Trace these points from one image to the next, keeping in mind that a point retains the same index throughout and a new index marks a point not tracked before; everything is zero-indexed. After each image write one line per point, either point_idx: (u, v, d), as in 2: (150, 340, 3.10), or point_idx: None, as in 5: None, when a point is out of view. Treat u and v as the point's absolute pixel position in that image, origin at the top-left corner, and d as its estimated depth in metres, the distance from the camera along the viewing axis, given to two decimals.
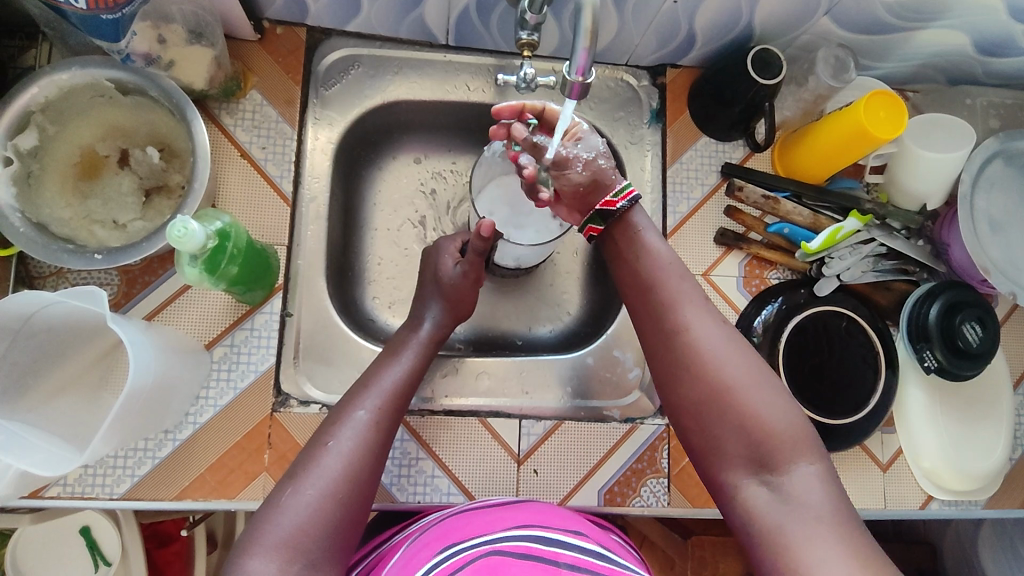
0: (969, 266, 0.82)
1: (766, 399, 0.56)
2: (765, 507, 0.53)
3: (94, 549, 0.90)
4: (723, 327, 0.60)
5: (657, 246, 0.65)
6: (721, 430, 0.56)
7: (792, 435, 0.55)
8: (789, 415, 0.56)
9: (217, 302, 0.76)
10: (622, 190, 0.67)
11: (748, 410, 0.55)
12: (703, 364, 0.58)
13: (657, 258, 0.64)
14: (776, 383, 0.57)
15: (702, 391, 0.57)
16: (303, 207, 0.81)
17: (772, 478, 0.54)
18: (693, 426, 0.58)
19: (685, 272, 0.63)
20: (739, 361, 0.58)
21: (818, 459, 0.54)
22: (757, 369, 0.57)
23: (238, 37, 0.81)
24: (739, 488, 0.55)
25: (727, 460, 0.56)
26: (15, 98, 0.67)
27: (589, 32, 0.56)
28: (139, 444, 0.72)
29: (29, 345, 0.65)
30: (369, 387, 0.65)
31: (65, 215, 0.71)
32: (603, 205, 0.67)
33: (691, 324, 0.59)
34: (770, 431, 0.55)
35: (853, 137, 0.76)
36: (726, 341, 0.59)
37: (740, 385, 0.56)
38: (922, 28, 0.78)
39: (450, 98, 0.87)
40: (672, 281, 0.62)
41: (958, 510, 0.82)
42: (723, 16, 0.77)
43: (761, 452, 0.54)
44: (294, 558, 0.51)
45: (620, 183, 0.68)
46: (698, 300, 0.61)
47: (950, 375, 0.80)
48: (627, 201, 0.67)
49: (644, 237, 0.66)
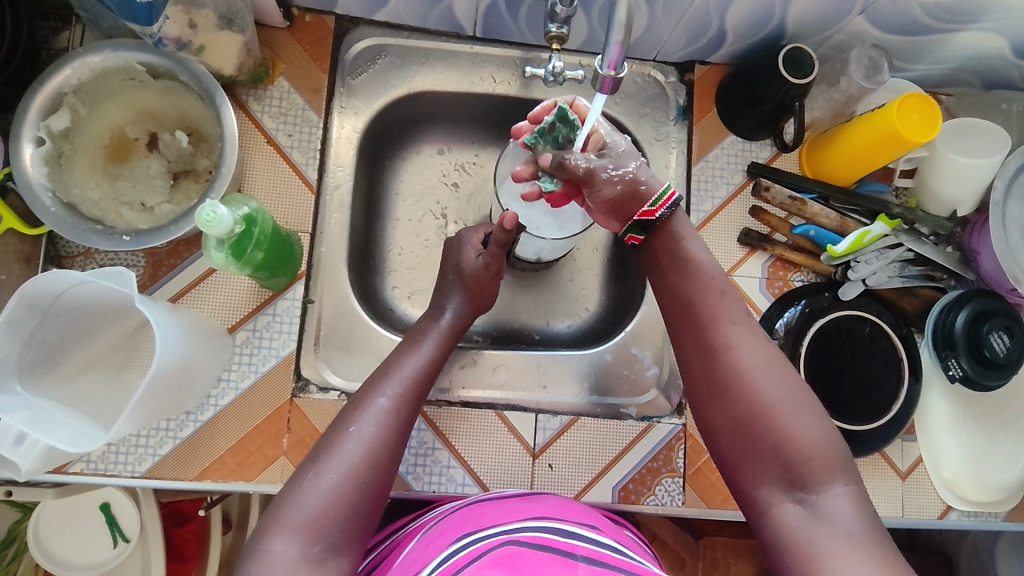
0: (998, 275, 0.80)
1: (803, 420, 0.55)
2: (799, 525, 0.53)
3: (112, 526, 0.91)
4: (767, 345, 0.59)
5: (703, 257, 0.63)
6: (758, 449, 0.56)
7: (828, 458, 0.54)
8: (828, 438, 0.55)
9: (242, 286, 0.77)
10: (661, 195, 0.64)
11: (784, 432, 0.55)
12: (744, 382, 0.57)
13: (701, 268, 0.63)
14: (815, 403, 0.57)
15: (741, 410, 0.57)
16: (327, 195, 0.82)
17: (806, 497, 0.53)
18: (727, 443, 0.58)
19: (729, 287, 0.62)
20: (780, 383, 0.57)
21: (852, 481, 0.54)
22: (796, 389, 0.57)
23: (268, 24, 0.81)
24: (771, 505, 0.55)
25: (760, 479, 0.55)
26: (49, 79, 0.68)
27: (624, 25, 0.55)
28: (161, 424, 0.73)
29: (57, 322, 0.67)
30: (390, 374, 0.66)
31: (95, 196, 0.72)
32: (643, 215, 0.65)
33: (734, 342, 0.59)
34: (805, 451, 0.54)
35: (886, 139, 0.74)
36: (768, 362, 0.58)
37: (779, 407, 0.56)
38: (962, 29, 0.76)
39: (475, 89, 0.87)
40: (715, 296, 0.61)
41: (977, 521, 0.81)
42: (756, 12, 0.76)
43: (797, 472, 0.54)
44: (316, 540, 0.52)
45: (658, 187, 0.65)
46: (740, 317, 0.60)
47: (974, 385, 0.79)
48: (667, 208, 0.64)
49: (687, 246, 0.64)
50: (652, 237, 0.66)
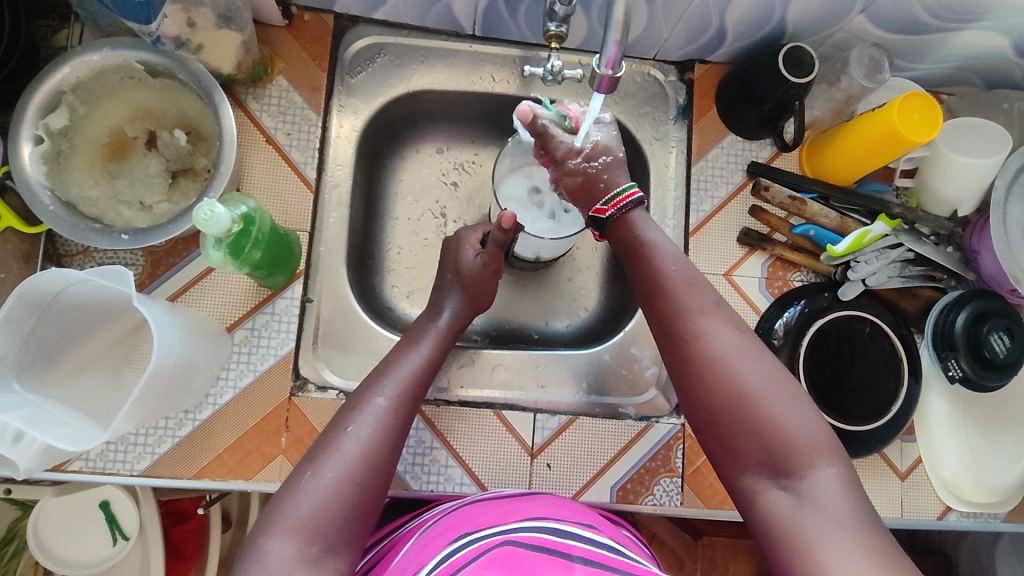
0: (999, 275, 0.80)
1: (785, 404, 0.55)
2: (787, 512, 0.52)
3: (111, 524, 0.91)
4: (740, 332, 0.59)
5: (666, 249, 0.64)
6: (738, 437, 0.55)
7: (812, 441, 0.54)
8: (809, 420, 0.55)
9: (240, 286, 0.77)
10: (615, 196, 0.68)
11: (766, 419, 0.54)
12: (719, 372, 0.57)
13: (665, 262, 0.63)
14: (795, 387, 0.56)
15: (718, 399, 0.56)
16: (326, 194, 0.82)
17: (792, 482, 0.53)
18: (710, 434, 0.57)
19: (696, 277, 0.62)
20: (756, 369, 0.56)
21: (838, 462, 0.53)
22: (775, 374, 0.56)
23: (267, 22, 0.81)
24: (758, 493, 0.54)
25: (745, 468, 0.55)
26: (47, 78, 0.68)
27: (621, 24, 0.55)
28: (159, 423, 0.73)
29: (55, 321, 0.67)
30: (388, 373, 0.66)
31: (93, 194, 0.72)
32: (595, 213, 0.69)
33: (705, 332, 0.59)
34: (787, 436, 0.54)
35: (884, 139, 0.74)
36: (742, 349, 0.58)
37: (759, 394, 0.55)
38: (963, 29, 0.76)
39: (474, 88, 0.87)
40: (682, 288, 0.61)
41: (976, 522, 0.80)
42: (755, 12, 0.76)
43: (780, 457, 0.53)
44: (313, 539, 0.52)
45: (619, 187, 0.69)
46: (710, 307, 0.60)
47: (974, 386, 0.78)
48: (616, 210, 0.68)
49: (651, 238, 0.66)
50: (607, 234, 0.70)
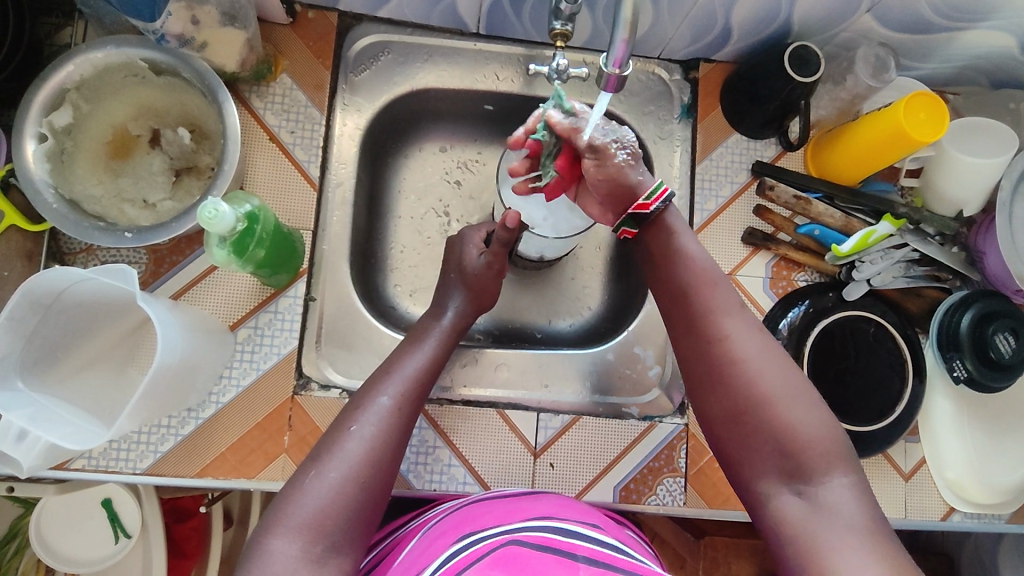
0: (1004, 275, 0.80)
1: (802, 412, 0.55)
2: (799, 516, 0.52)
3: (114, 522, 0.91)
4: (763, 336, 0.59)
5: (694, 249, 0.64)
6: (755, 440, 0.55)
7: (828, 448, 0.54)
8: (825, 427, 0.55)
9: (243, 285, 0.77)
10: (655, 190, 0.65)
11: (784, 424, 0.54)
12: (740, 375, 0.57)
13: (692, 262, 0.63)
14: (813, 394, 0.56)
15: (737, 401, 0.56)
16: (330, 192, 0.81)
17: (806, 488, 0.53)
18: (726, 436, 0.57)
19: (722, 279, 0.62)
20: (777, 375, 0.56)
21: (852, 471, 0.53)
22: (795, 380, 0.56)
23: (271, 20, 0.81)
24: (771, 497, 0.54)
25: (759, 471, 0.55)
26: (50, 75, 0.68)
27: (629, 23, 0.55)
28: (162, 421, 0.73)
29: (59, 320, 0.67)
30: (392, 373, 0.65)
31: (97, 192, 0.72)
32: (637, 209, 0.65)
33: (729, 333, 0.59)
34: (803, 442, 0.54)
35: (889, 139, 0.74)
36: (764, 353, 0.57)
37: (777, 398, 0.55)
38: (969, 28, 0.75)
39: (479, 86, 0.86)
40: (708, 288, 0.61)
41: (981, 523, 0.80)
42: (761, 10, 0.76)
43: (795, 462, 0.54)
44: (317, 539, 0.52)
45: (651, 183, 0.66)
46: (734, 309, 0.60)
47: (979, 386, 0.78)
48: (661, 203, 0.65)
49: (682, 238, 0.65)
50: (643, 230, 0.67)
